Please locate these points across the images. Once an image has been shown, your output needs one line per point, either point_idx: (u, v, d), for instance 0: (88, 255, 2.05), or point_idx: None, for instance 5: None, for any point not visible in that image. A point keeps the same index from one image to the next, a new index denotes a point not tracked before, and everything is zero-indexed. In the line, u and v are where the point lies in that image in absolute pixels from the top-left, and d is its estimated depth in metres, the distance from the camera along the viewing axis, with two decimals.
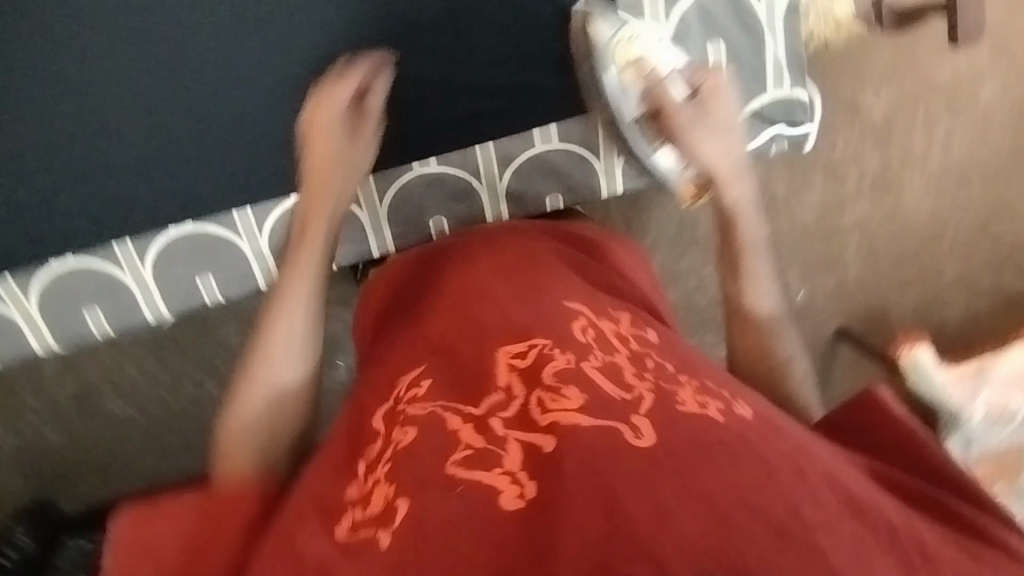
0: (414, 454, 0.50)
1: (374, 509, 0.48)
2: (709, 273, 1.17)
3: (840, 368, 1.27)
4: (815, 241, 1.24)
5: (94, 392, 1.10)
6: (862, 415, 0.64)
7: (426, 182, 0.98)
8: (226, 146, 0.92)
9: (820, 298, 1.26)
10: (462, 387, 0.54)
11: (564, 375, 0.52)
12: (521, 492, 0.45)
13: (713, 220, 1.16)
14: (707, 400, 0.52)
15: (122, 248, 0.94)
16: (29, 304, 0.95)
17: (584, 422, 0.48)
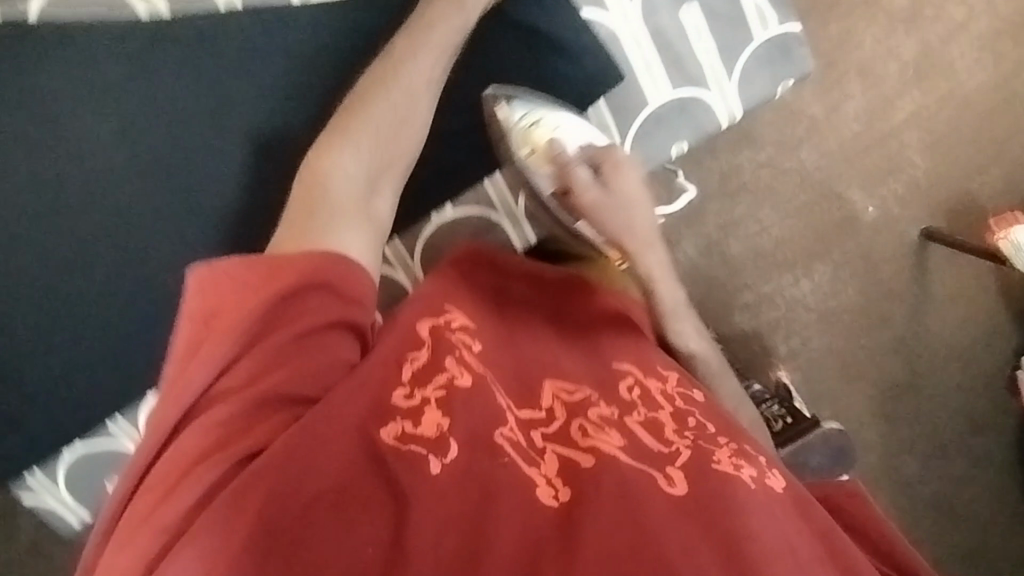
0: (463, 398, 0.58)
1: (425, 431, 0.55)
2: (766, 215, 1.16)
3: (937, 271, 1.20)
4: (869, 149, 1.17)
5: None
6: (844, 499, 0.75)
7: (448, 231, 0.90)
8: (182, 217, 0.82)
9: (894, 206, 1.18)
10: (514, 395, 0.62)
11: (608, 419, 0.60)
12: (555, 494, 0.52)
13: (754, 160, 1.15)
14: (741, 465, 0.59)
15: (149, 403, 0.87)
16: (49, 494, 0.87)
17: (622, 455, 0.56)
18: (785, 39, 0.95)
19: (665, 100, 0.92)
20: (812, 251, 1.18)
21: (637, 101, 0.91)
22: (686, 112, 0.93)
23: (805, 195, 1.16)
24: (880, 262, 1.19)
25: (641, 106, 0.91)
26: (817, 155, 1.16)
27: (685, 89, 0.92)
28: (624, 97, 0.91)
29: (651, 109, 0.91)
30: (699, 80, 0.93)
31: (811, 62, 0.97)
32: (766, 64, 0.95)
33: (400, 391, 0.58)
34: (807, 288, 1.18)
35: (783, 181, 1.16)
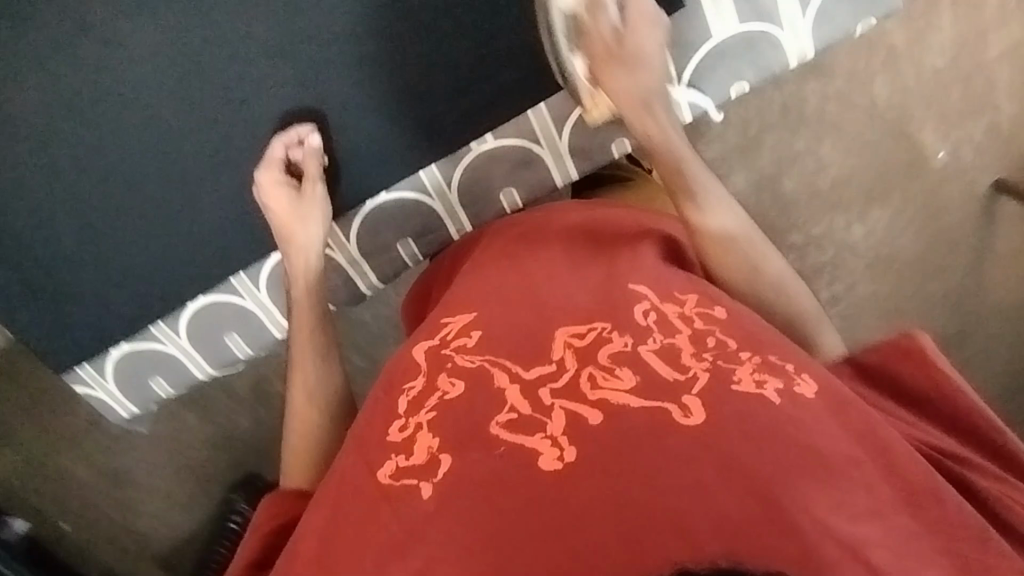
0: (459, 408, 0.55)
1: (416, 460, 0.53)
2: (827, 150, 1.10)
3: (1003, 224, 1.13)
4: (952, 86, 1.08)
5: (267, 380, 1.23)
6: (912, 363, 0.59)
7: (488, 160, 0.92)
8: (209, 152, 0.87)
9: (968, 152, 1.10)
10: (516, 351, 0.57)
11: (621, 357, 0.54)
12: (559, 455, 0.50)
13: (823, 92, 1.07)
14: (766, 378, 0.52)
15: (156, 326, 0.96)
16: (107, 382, 0.98)
17: (631, 403, 0.51)
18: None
19: (729, 36, 0.87)
20: (870, 194, 1.11)
21: (701, 33, 0.86)
22: (750, 50, 0.88)
23: (872, 134, 1.09)
24: (945, 210, 1.12)
25: (704, 40, 0.87)
26: (891, 91, 1.07)
27: (752, 24, 0.87)
28: (685, 30, 0.86)
29: (715, 42, 0.87)
30: (770, 16, 0.87)
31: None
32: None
33: (395, 425, 0.57)
34: (861, 232, 1.13)
35: (850, 117, 1.08)
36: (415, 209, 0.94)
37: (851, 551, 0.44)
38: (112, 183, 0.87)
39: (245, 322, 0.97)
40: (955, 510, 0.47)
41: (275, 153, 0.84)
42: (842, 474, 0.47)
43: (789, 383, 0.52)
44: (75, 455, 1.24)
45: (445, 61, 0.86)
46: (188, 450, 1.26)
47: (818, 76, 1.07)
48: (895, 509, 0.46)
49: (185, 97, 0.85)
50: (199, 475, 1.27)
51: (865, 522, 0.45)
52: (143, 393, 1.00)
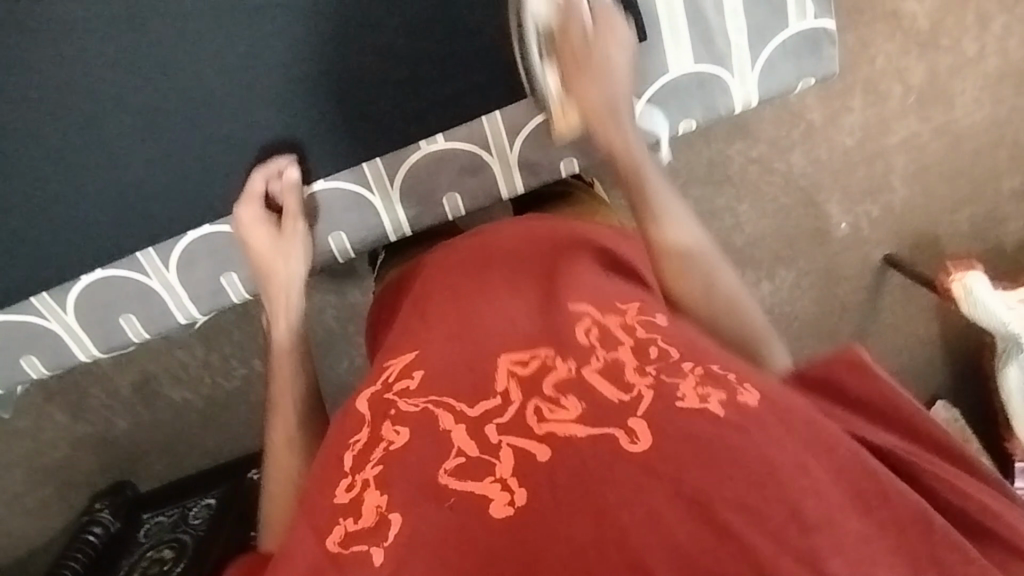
0: (404, 456, 0.52)
1: (365, 522, 0.50)
2: (744, 210, 1.16)
3: (890, 296, 1.23)
4: (858, 165, 1.17)
5: (155, 379, 1.13)
6: (841, 369, 0.61)
7: (433, 162, 0.92)
8: (147, 120, 0.86)
9: (866, 226, 1.20)
10: (460, 387, 0.55)
11: (565, 384, 0.52)
12: (510, 500, 0.47)
13: (746, 154, 1.14)
14: (709, 392, 0.51)
15: (41, 298, 0.90)
16: None
17: (579, 432, 0.49)
18: (816, 35, 0.93)
19: (682, 74, 0.92)
20: (779, 254, 1.19)
21: (658, 65, 0.91)
22: (701, 88, 0.93)
23: (786, 198, 1.17)
24: (842, 277, 1.21)
25: (660, 73, 0.91)
26: (805, 161, 1.16)
27: (705, 66, 0.92)
28: (641, 62, 0.90)
29: (669, 75, 0.91)
30: (722, 61, 0.92)
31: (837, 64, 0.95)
32: (793, 57, 0.94)
33: (342, 485, 0.53)
34: (766, 289, 1.20)
35: (767, 182, 1.15)
36: (353, 202, 0.93)
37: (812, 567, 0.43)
38: (24, 133, 0.85)
39: (146, 303, 0.93)
40: (906, 504, 0.48)
41: (259, 186, 0.85)
42: (794, 484, 0.46)
43: (732, 395, 0.51)
44: None
45: (401, 53, 0.87)
46: (55, 452, 1.14)
47: (743, 137, 1.13)
48: (845, 513, 0.46)
49: (127, 66, 0.84)
50: (62, 479, 1.15)
51: (821, 533, 0.44)
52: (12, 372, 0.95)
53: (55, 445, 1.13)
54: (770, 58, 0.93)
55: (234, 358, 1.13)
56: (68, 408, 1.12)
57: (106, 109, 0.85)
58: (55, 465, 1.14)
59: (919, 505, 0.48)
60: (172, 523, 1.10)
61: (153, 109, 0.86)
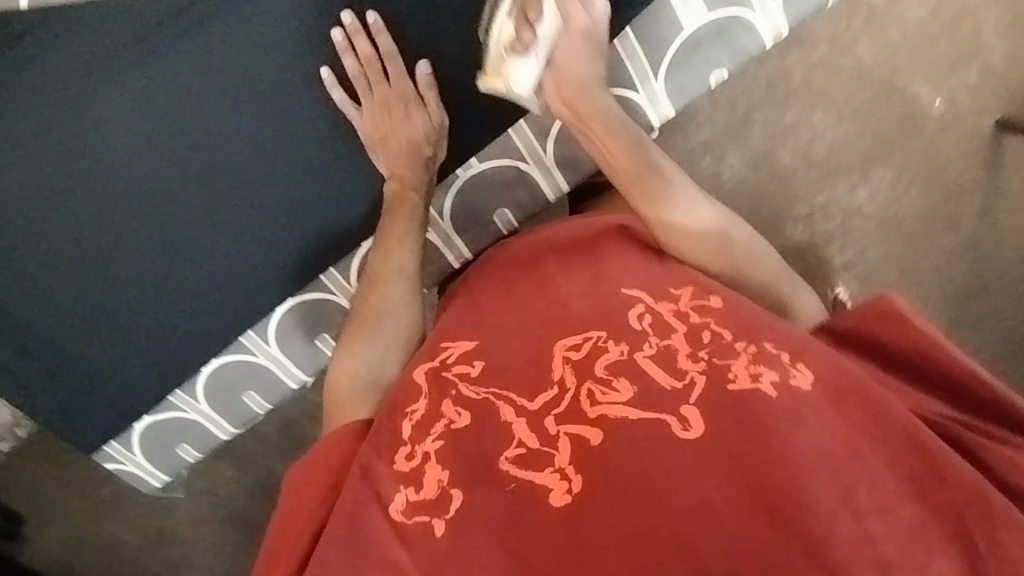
0: (468, 439, 0.58)
1: (428, 494, 0.57)
2: (819, 119, 1.08)
3: (1014, 163, 1.10)
4: (939, 34, 1.06)
5: (297, 423, 1.23)
6: (881, 326, 0.62)
7: (475, 184, 0.89)
8: (185, 205, 0.80)
9: (965, 97, 1.08)
10: (520, 381, 0.59)
11: (617, 367, 0.57)
12: (568, 488, 0.53)
13: (806, 62, 1.07)
14: (762, 371, 0.54)
15: (176, 394, 0.92)
16: (137, 456, 0.97)
17: (629, 416, 0.54)
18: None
19: (700, 25, 0.86)
20: (870, 153, 1.09)
21: (672, 26, 0.85)
22: (723, 35, 0.87)
23: (864, 94, 1.07)
24: (949, 160, 1.09)
25: (673, 34, 0.86)
26: (876, 48, 1.06)
27: (723, 11, 0.86)
28: (655, 25, 0.85)
29: (686, 33, 0.86)
30: (738, 1, 0.86)
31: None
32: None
33: (402, 452, 0.60)
34: (866, 194, 1.10)
35: (838, 81, 1.07)
36: None
37: (855, 545, 0.47)
38: (65, 245, 0.79)
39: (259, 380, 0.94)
40: (961, 485, 0.49)
41: (401, 81, 0.76)
42: (838, 465, 0.50)
43: (785, 375, 0.55)
44: (122, 521, 1.25)
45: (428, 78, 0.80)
46: (226, 505, 1.25)
47: (798, 45, 1.06)
48: (898, 501, 0.49)
49: (148, 153, 0.77)
50: (232, 530, 1.25)
51: (869, 518, 0.48)
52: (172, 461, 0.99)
53: (224, 498, 1.25)
54: None
55: None
56: (232, 461, 1.25)
57: (163, 217, 0.80)
58: (226, 518, 1.25)
59: (974, 476, 0.49)
60: None
61: (210, 204, 0.80)
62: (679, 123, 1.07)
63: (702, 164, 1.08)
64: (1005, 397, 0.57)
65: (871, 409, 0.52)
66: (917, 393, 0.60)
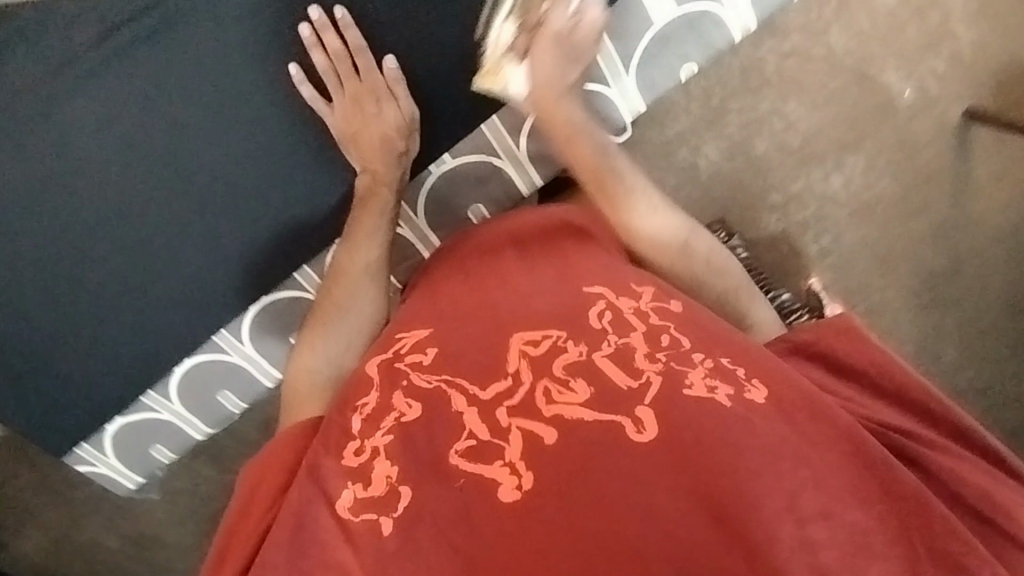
0: (416, 429, 0.58)
1: (376, 492, 0.56)
2: (793, 107, 1.09)
3: (982, 149, 1.11)
4: (907, 21, 1.07)
5: (277, 421, 1.22)
6: (842, 341, 0.65)
7: (449, 181, 0.88)
8: (152, 210, 0.78)
9: (933, 85, 1.09)
10: (474, 372, 0.59)
11: (574, 367, 0.57)
12: (518, 484, 0.52)
13: (779, 51, 1.07)
14: (717, 384, 0.55)
15: (147, 395, 0.92)
16: (110, 457, 0.96)
17: (586, 416, 0.54)
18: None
19: (670, 20, 0.86)
20: (843, 142, 1.10)
21: (641, 21, 0.85)
22: (693, 29, 0.87)
23: (836, 82, 1.08)
24: (919, 148, 1.11)
25: (644, 28, 0.85)
26: (846, 36, 1.07)
27: (690, 5, 0.86)
28: (625, 20, 0.84)
29: (655, 28, 0.86)
30: None
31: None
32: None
33: (350, 448, 0.60)
34: (839, 182, 1.11)
35: (811, 69, 1.08)
36: None
37: (805, 557, 0.48)
38: (33, 247, 0.77)
39: (235, 380, 0.94)
40: (909, 494, 0.51)
41: (374, 77, 0.75)
42: (793, 474, 0.50)
43: (740, 391, 0.56)
44: (102, 524, 1.24)
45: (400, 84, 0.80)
46: (214, 502, 1.24)
47: (770, 35, 1.07)
48: (852, 508, 0.49)
49: (115, 157, 0.75)
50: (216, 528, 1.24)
51: (815, 526, 0.49)
52: (148, 461, 0.99)
53: (211, 496, 1.24)
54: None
55: None
56: (219, 458, 1.23)
57: (128, 214, 0.78)
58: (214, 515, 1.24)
59: (917, 489, 0.51)
60: None
61: (176, 201, 0.78)
62: (655, 115, 1.08)
63: (679, 156, 1.09)
64: (948, 411, 0.62)
65: (817, 423, 0.54)
66: (879, 407, 0.62)
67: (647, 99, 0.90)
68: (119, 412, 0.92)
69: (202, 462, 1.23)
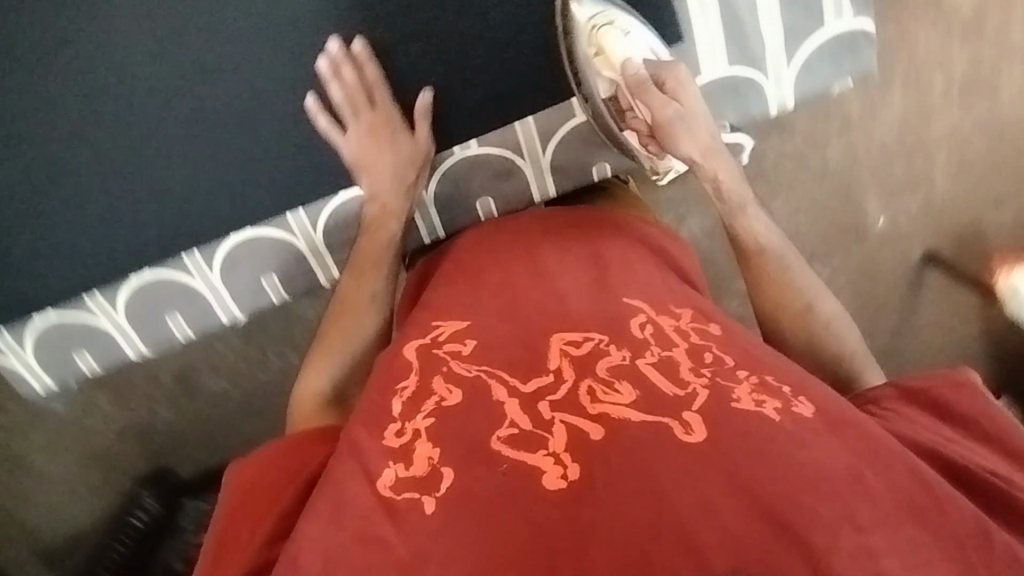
0: (456, 412, 0.57)
1: (416, 471, 0.54)
2: (777, 206, 1.14)
3: (928, 292, 1.21)
4: (897, 158, 1.13)
5: (193, 371, 1.24)
6: (948, 391, 0.64)
7: (469, 164, 0.98)
8: (189, 131, 0.93)
9: (905, 222, 1.17)
10: (516, 365, 0.59)
11: (618, 371, 0.57)
12: (563, 474, 0.51)
13: (781, 148, 1.11)
14: (764, 398, 0.54)
15: (93, 295, 0.99)
16: (28, 352, 1.02)
17: (633, 417, 0.53)
18: (853, 35, 0.95)
19: (715, 77, 0.95)
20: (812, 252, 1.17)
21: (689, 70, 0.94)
22: (734, 93, 0.96)
23: (821, 194, 1.14)
24: (877, 275, 1.19)
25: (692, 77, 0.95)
26: (842, 156, 1.12)
27: (738, 69, 0.95)
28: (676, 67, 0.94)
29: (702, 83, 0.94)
30: (755, 65, 0.95)
31: (873, 60, 0.97)
32: (828, 58, 0.97)
33: (391, 429, 0.58)
34: None
35: (805, 174, 1.13)
36: None
37: (863, 564, 0.44)
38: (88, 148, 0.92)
39: (188, 302, 1.01)
40: (964, 518, 0.48)
41: (388, 108, 0.90)
42: (850, 490, 0.48)
43: (788, 405, 0.55)
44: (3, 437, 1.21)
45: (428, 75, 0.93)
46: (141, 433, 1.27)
47: (778, 134, 1.10)
48: (902, 523, 0.46)
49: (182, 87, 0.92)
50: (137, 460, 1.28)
51: (873, 536, 0.45)
52: (62, 365, 1.03)
53: (140, 428, 1.26)
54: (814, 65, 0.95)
55: (285, 354, 1.25)
56: (154, 395, 1.25)
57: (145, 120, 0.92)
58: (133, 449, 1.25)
59: (978, 518, 0.48)
60: (211, 512, 1.22)
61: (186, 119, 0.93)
62: None
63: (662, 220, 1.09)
64: None
65: (867, 443, 0.52)
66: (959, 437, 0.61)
67: None
68: (57, 306, 0.99)
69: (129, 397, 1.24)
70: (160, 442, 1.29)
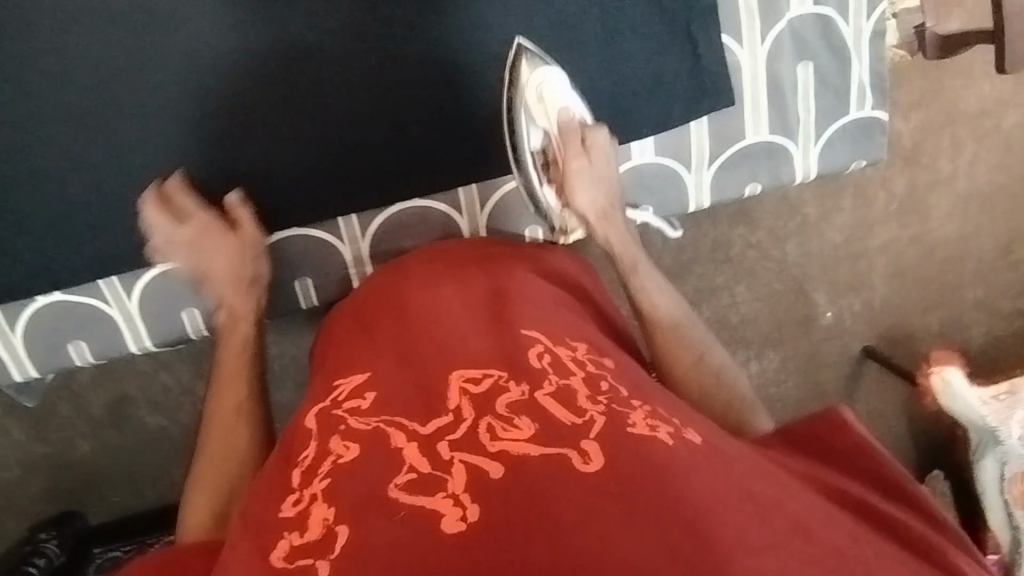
0: (351, 470, 0.53)
1: (312, 536, 0.49)
2: (740, 290, 1.22)
3: (866, 387, 1.32)
4: (842, 262, 1.24)
5: (130, 402, 1.14)
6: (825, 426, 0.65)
7: (525, 192, 1.00)
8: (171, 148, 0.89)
9: (848, 319, 1.28)
10: (415, 410, 0.57)
11: (518, 406, 0.55)
12: (462, 516, 0.47)
13: (747, 239, 1.19)
14: (658, 424, 0.56)
15: (108, 282, 0.94)
16: (14, 337, 0.94)
17: (532, 452, 0.51)
18: (871, 124, 1.03)
19: (758, 140, 1.01)
20: (769, 338, 1.26)
21: (737, 132, 1.00)
22: (768, 157, 1.02)
23: (779, 285, 1.23)
24: (823, 364, 1.29)
25: (738, 138, 1.00)
26: (798, 253, 1.22)
27: (779, 136, 1.01)
28: (727, 126, 0.99)
29: (748, 142, 1.00)
30: (794, 133, 1.01)
31: (885, 151, 1.05)
32: (850, 140, 1.04)
33: (288, 500, 0.54)
34: (755, 369, 1.28)
35: (765, 266, 1.21)
36: (442, 221, 0.99)
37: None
38: (73, 160, 0.86)
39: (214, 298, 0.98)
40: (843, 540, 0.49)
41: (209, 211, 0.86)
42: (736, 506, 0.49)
43: (678, 432, 0.56)
44: None
45: (398, 126, 0.92)
46: (72, 475, 1.17)
47: (744, 223, 1.19)
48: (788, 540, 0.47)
49: (166, 104, 0.87)
50: (66, 500, 1.19)
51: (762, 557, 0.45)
52: (32, 365, 0.96)
53: (72, 469, 1.17)
54: (850, 140, 1.04)
55: None
56: (93, 435, 1.15)
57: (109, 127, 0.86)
58: (76, 487, 1.18)
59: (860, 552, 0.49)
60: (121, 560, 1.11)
61: (157, 119, 0.88)
62: None
63: None
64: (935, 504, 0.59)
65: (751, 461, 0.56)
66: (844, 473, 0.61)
67: (714, 198, 1.02)
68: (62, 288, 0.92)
69: (58, 433, 1.14)
70: (97, 489, 1.19)
